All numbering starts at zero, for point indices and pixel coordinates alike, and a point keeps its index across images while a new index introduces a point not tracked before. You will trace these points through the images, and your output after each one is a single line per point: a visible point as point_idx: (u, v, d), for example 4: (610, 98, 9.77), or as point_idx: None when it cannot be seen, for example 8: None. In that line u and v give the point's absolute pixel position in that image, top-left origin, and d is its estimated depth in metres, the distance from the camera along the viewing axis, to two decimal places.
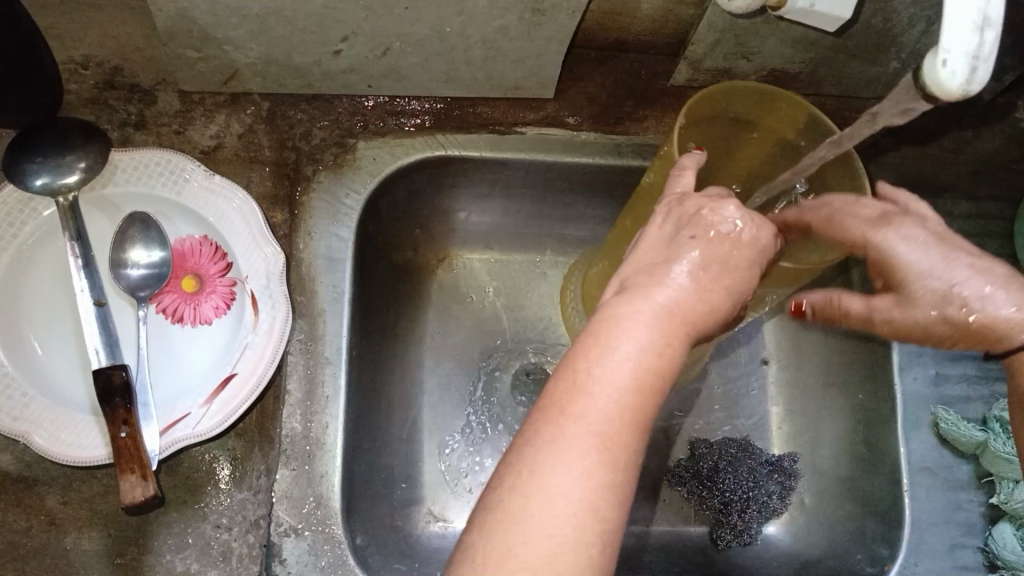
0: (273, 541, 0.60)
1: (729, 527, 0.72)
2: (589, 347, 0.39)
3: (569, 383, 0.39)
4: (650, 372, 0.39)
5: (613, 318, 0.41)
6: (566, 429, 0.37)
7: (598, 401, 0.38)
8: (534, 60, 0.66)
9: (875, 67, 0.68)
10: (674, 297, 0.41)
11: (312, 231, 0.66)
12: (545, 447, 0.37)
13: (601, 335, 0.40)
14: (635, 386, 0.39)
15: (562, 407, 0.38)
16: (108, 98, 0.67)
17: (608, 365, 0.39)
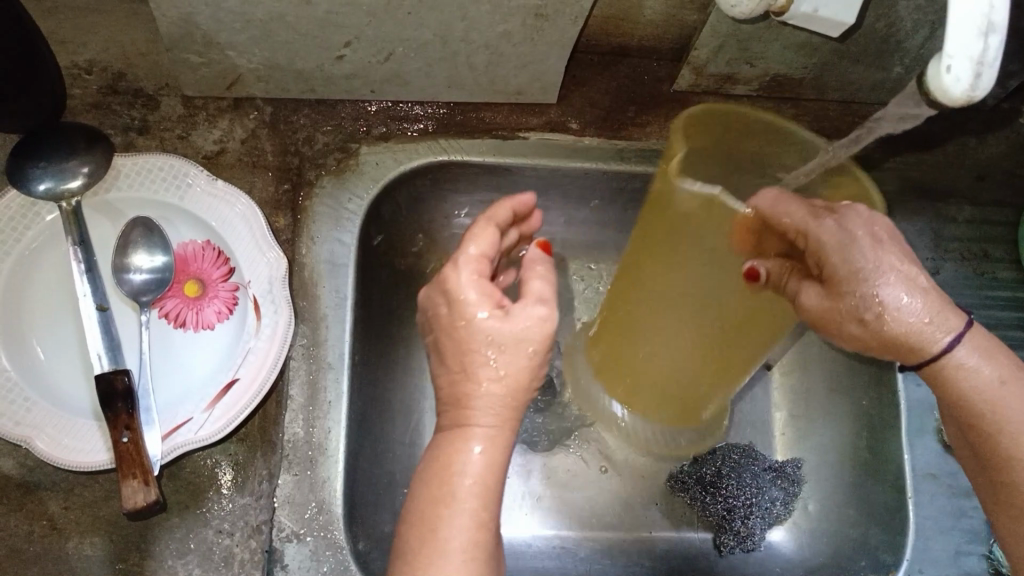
0: (274, 547, 0.59)
1: (732, 533, 0.72)
2: (431, 502, 0.45)
3: (413, 558, 0.44)
4: (484, 517, 0.45)
5: (437, 479, 0.45)
6: None
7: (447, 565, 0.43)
8: (537, 65, 0.66)
9: (879, 72, 0.68)
10: (487, 435, 0.45)
11: (315, 236, 0.66)
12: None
13: (438, 488, 0.45)
14: (479, 533, 0.44)
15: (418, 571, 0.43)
16: (112, 102, 0.67)
17: (450, 515, 0.44)
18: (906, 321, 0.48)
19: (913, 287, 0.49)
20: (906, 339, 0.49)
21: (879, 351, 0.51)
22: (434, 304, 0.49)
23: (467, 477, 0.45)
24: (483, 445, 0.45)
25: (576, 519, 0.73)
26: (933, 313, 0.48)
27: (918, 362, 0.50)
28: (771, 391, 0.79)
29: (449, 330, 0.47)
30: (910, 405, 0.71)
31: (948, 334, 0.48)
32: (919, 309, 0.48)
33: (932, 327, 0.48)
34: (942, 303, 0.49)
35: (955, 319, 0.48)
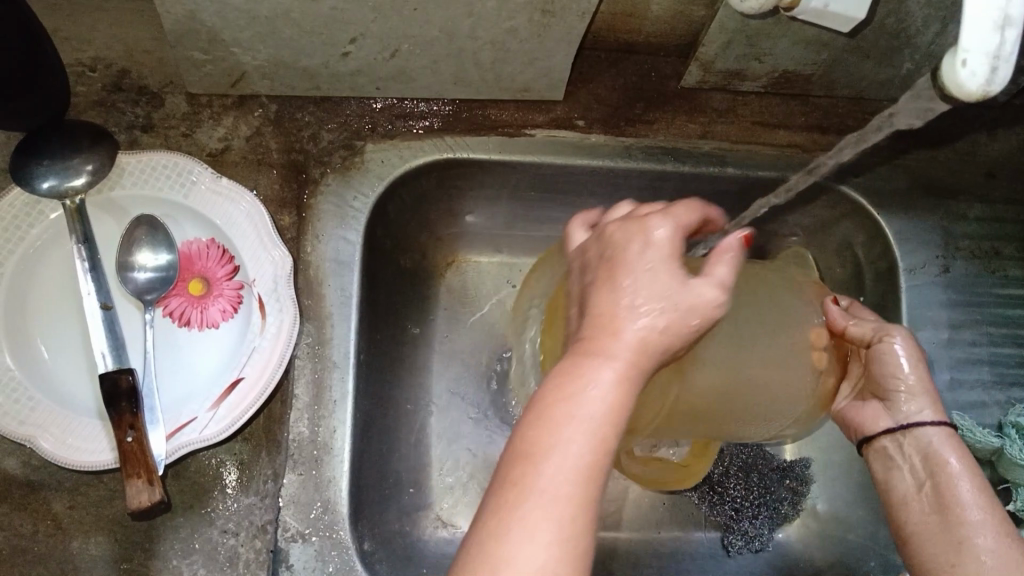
0: (280, 547, 0.59)
1: (739, 532, 0.73)
2: (559, 396, 0.40)
3: (528, 452, 0.39)
4: (605, 443, 0.40)
5: (562, 386, 0.41)
6: (532, 490, 0.38)
7: (559, 470, 0.38)
8: (544, 62, 0.65)
9: (889, 68, 0.67)
10: (618, 367, 0.42)
11: (320, 234, 0.66)
12: (506, 525, 0.37)
13: (570, 387, 0.41)
14: (594, 458, 0.39)
15: (528, 465, 0.39)
16: (116, 100, 0.67)
17: (574, 417, 0.40)
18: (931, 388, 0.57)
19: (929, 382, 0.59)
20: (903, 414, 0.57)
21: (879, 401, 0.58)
22: (618, 235, 0.46)
23: (594, 391, 0.41)
24: (619, 370, 0.42)
25: None
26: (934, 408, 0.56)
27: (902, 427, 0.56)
28: None
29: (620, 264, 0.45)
30: None
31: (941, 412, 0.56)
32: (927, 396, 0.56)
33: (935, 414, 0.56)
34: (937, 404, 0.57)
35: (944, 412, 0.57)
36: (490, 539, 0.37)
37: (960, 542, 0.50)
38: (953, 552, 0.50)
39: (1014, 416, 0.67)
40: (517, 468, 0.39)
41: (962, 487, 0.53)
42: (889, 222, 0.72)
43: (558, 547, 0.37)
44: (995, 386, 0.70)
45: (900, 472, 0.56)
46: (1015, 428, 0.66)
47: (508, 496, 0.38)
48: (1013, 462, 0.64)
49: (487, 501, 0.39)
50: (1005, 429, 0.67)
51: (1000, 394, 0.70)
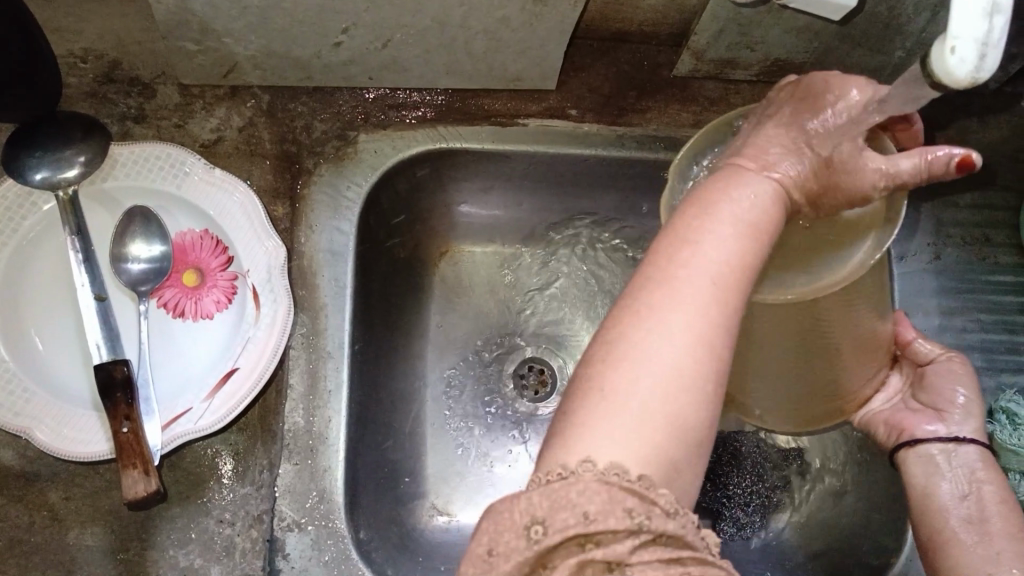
0: (275, 536, 0.59)
1: (731, 519, 0.74)
2: (702, 202, 0.39)
3: (674, 245, 0.37)
4: (753, 248, 0.38)
5: (707, 199, 0.39)
6: (681, 277, 0.36)
7: (702, 283, 0.36)
8: (536, 52, 0.65)
9: (880, 56, 0.67)
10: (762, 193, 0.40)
11: (314, 225, 0.66)
12: (651, 313, 0.35)
13: (712, 195, 0.39)
14: (741, 257, 0.37)
15: (672, 261, 0.37)
16: (108, 91, 0.67)
17: (721, 219, 0.38)
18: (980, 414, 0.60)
19: None
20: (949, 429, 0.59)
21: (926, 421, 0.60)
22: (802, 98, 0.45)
23: (737, 207, 0.39)
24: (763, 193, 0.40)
25: None
26: (978, 428, 0.59)
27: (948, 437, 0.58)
28: None
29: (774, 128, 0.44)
30: None
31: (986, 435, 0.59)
32: (975, 415, 0.60)
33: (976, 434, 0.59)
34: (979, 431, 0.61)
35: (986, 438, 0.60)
36: (629, 344, 0.35)
37: (1000, 552, 0.51)
38: (992, 562, 0.51)
39: (1003, 401, 0.67)
40: (659, 279, 0.36)
41: (1001, 504, 0.54)
42: None
43: (699, 355, 0.35)
44: (987, 371, 0.70)
45: (942, 483, 0.56)
46: (1005, 413, 0.67)
47: (651, 301, 0.35)
48: (1006, 449, 0.65)
49: (621, 308, 0.36)
50: (995, 414, 0.67)
51: (992, 380, 0.70)
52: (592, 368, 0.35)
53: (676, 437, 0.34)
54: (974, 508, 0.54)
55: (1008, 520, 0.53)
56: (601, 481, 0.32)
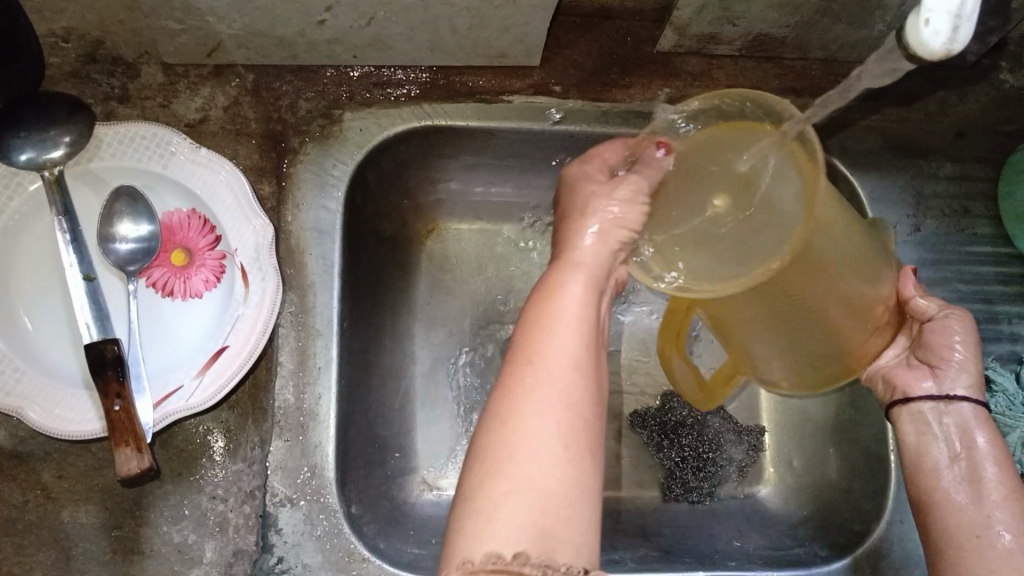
0: (268, 512, 0.60)
1: (680, 480, 0.75)
2: (542, 312, 0.48)
3: (526, 346, 0.46)
4: (586, 338, 0.47)
5: (544, 306, 0.48)
6: (537, 374, 0.44)
7: (551, 376, 0.44)
8: (519, 28, 0.66)
9: (861, 30, 0.68)
10: (587, 288, 0.50)
11: (301, 204, 0.66)
12: (517, 408, 0.43)
13: (547, 306, 0.48)
14: (580, 349, 0.46)
15: (525, 363, 0.45)
16: (91, 71, 0.67)
17: (562, 321, 0.47)
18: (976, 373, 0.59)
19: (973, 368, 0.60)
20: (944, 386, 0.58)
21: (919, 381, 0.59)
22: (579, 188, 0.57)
23: (568, 307, 0.48)
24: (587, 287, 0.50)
25: None
26: (972, 384, 0.58)
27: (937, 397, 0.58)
28: None
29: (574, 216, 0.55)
30: None
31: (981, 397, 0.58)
32: (971, 373, 0.58)
33: (973, 393, 0.58)
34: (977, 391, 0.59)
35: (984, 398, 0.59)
36: (495, 444, 0.42)
37: (987, 513, 0.52)
38: (980, 524, 0.52)
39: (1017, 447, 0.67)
40: (514, 378, 0.44)
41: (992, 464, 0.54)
42: (863, 184, 0.73)
43: (563, 435, 0.42)
44: None
45: (934, 442, 0.57)
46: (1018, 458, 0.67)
47: (508, 403, 0.43)
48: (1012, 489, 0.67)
49: (489, 415, 0.44)
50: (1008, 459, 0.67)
51: None
52: (474, 474, 0.42)
53: (553, 509, 0.40)
54: (966, 467, 0.55)
55: (1003, 483, 0.53)
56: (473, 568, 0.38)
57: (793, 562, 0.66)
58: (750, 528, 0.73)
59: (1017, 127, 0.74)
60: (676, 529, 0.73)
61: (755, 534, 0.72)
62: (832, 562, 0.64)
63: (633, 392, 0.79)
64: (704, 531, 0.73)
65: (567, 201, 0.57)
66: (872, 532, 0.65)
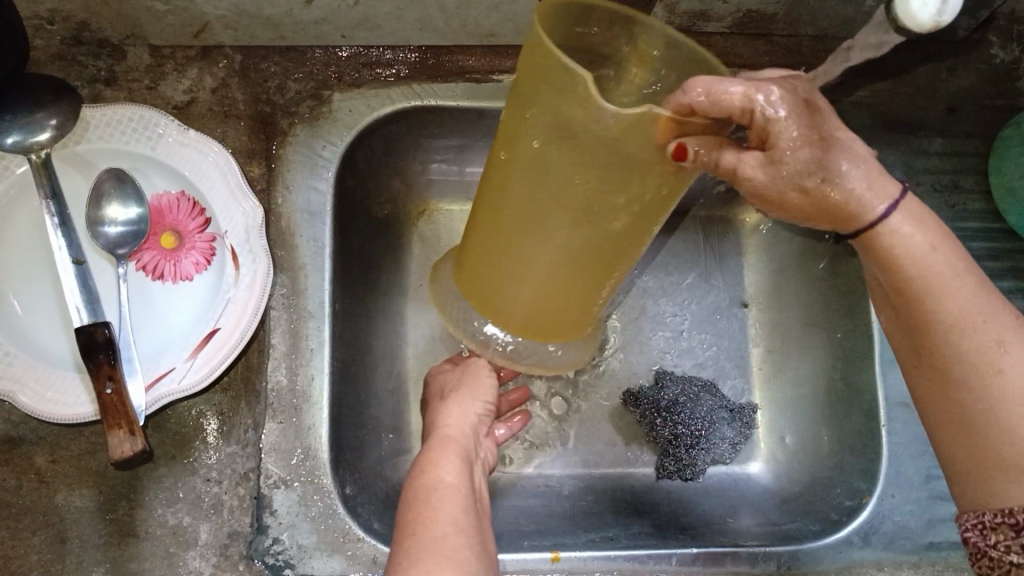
0: (262, 493, 0.60)
1: (674, 458, 0.75)
2: (423, 486, 0.51)
3: (418, 506, 0.49)
4: (468, 502, 0.50)
5: (416, 486, 0.51)
6: (431, 530, 0.47)
7: (448, 533, 0.47)
8: (508, 8, 0.65)
9: (850, 6, 0.68)
10: (454, 450, 0.55)
11: (290, 185, 0.66)
12: (418, 558, 0.44)
13: (425, 498, 0.49)
14: (466, 508, 0.50)
15: (417, 522, 0.48)
16: (77, 54, 0.66)
17: (444, 489, 0.50)
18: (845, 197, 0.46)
19: (853, 157, 0.46)
20: (845, 209, 0.46)
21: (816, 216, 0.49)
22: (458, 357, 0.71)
23: (440, 485, 0.51)
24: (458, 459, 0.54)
25: (560, 457, 0.75)
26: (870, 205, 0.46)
27: (852, 230, 0.48)
28: (745, 327, 0.81)
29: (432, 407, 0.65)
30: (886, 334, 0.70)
31: (882, 203, 0.46)
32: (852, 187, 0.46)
33: (871, 197, 0.46)
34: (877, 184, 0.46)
35: (891, 187, 0.47)
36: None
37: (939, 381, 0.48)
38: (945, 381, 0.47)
39: None
40: (406, 546, 0.46)
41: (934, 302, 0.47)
42: None
43: None
44: None
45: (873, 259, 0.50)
46: None
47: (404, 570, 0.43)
48: None
49: None
50: None
51: None
52: None
53: None
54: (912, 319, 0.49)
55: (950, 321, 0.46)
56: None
57: (788, 538, 0.67)
58: (743, 504, 0.74)
59: (1006, 103, 0.74)
60: (670, 507, 0.73)
61: (749, 511, 0.73)
62: (824, 536, 0.65)
63: (626, 372, 0.79)
64: (696, 506, 0.73)
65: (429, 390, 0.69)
66: (865, 507, 0.66)
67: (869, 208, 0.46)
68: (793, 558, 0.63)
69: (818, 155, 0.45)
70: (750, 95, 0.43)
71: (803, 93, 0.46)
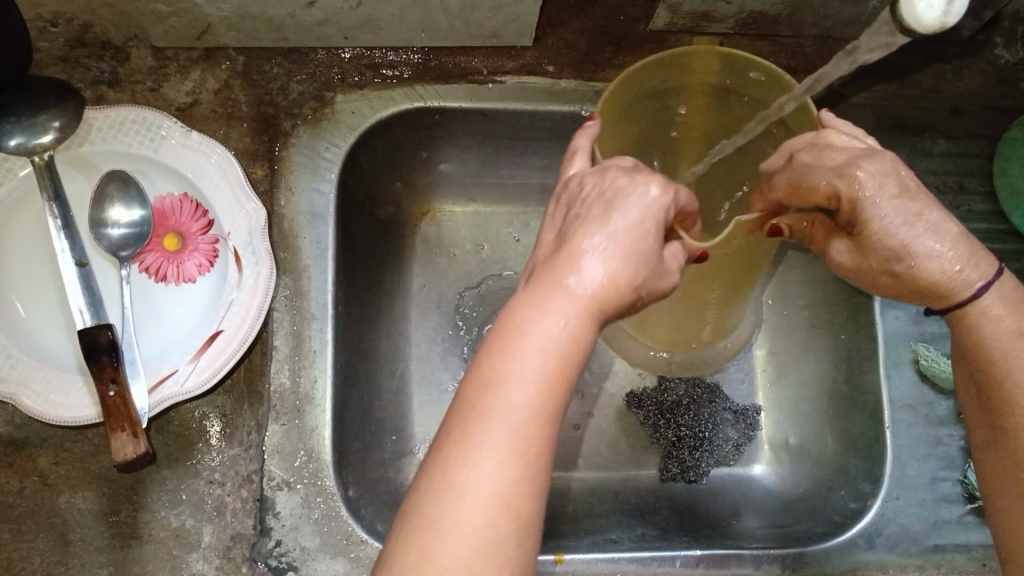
0: (266, 495, 0.60)
1: (677, 460, 0.75)
2: (511, 328, 0.39)
3: (492, 352, 0.38)
4: (561, 372, 0.38)
5: (510, 327, 0.39)
6: (488, 413, 0.37)
7: (506, 419, 0.36)
8: (511, 9, 0.65)
9: (855, 7, 0.67)
10: (581, 303, 0.39)
11: (294, 187, 0.66)
12: (460, 457, 0.36)
13: (508, 336, 0.38)
14: (552, 382, 0.38)
15: (483, 385, 0.37)
16: (80, 56, 0.66)
17: (525, 350, 0.38)
18: (936, 270, 0.45)
19: (943, 233, 0.45)
20: (942, 288, 0.46)
21: (906, 293, 0.48)
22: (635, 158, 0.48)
23: (536, 342, 0.38)
24: (576, 313, 0.39)
25: (563, 458, 0.75)
26: (961, 282, 0.45)
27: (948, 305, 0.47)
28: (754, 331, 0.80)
29: (609, 204, 0.42)
30: (888, 335, 0.70)
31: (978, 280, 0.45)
32: (937, 266, 0.45)
33: (969, 275, 0.45)
34: (971, 255, 0.45)
35: (985, 266, 0.46)
36: (424, 520, 0.36)
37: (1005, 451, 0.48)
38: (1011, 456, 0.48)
39: None
40: (459, 421, 0.37)
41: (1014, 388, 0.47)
42: None
43: (491, 534, 0.35)
44: None
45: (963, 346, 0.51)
46: None
47: (447, 464, 0.36)
48: None
49: (415, 501, 0.37)
50: None
51: None
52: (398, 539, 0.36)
53: None
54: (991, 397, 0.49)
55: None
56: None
57: (791, 539, 0.67)
58: (745, 506, 0.73)
59: (1013, 104, 0.74)
60: (674, 508, 0.73)
61: (755, 513, 0.73)
62: (829, 538, 0.65)
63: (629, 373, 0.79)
64: (699, 508, 0.73)
65: (597, 169, 0.45)
66: (869, 509, 0.66)
67: (968, 285, 0.46)
68: (798, 560, 0.63)
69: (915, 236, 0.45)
70: (832, 183, 0.46)
71: (903, 170, 0.46)
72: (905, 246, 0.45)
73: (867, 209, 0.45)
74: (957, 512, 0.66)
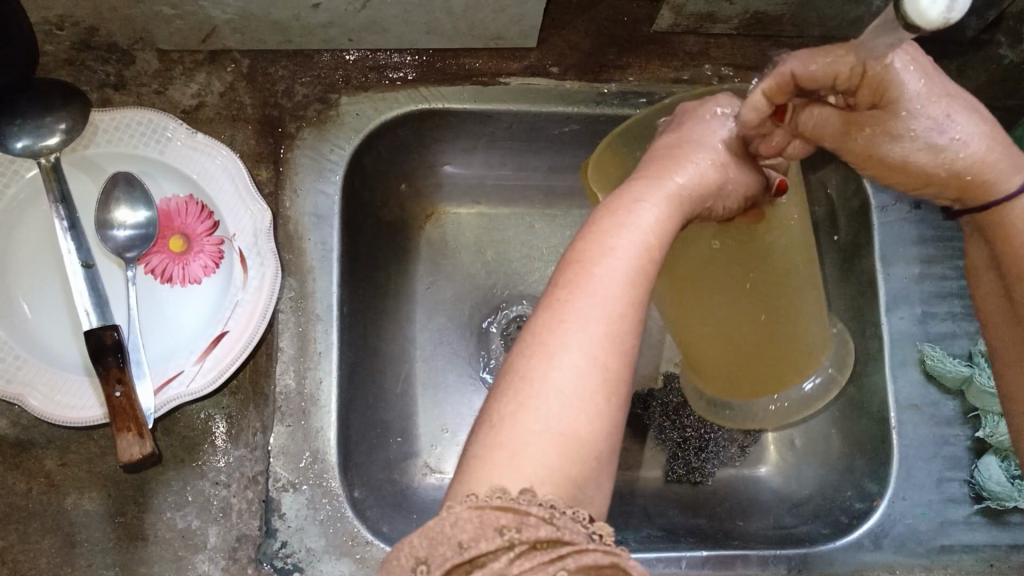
0: (272, 497, 0.60)
1: (683, 461, 0.76)
2: (609, 217, 0.43)
3: (591, 234, 0.42)
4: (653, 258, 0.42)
5: (607, 216, 0.43)
6: (589, 280, 0.40)
7: (604, 287, 0.40)
8: (515, 10, 0.65)
9: (859, 7, 0.67)
10: (669, 209, 0.44)
11: (299, 188, 0.66)
12: (560, 316, 0.39)
13: (604, 224, 0.43)
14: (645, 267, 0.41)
15: (581, 259, 0.41)
16: (86, 59, 0.66)
17: (622, 236, 0.42)
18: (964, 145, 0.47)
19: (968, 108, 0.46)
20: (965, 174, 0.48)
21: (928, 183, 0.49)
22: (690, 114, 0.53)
23: (629, 233, 0.42)
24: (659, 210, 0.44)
25: None
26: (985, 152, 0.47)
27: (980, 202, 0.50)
28: None
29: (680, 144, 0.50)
30: (895, 335, 0.69)
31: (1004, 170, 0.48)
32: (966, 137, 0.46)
33: (991, 162, 0.47)
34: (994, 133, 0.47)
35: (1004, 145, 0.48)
36: (516, 373, 0.38)
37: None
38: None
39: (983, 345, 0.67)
40: (558, 287, 0.40)
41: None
42: None
43: (587, 384, 0.37)
44: (967, 317, 0.70)
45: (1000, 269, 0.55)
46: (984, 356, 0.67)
47: (549, 319, 0.39)
48: (982, 390, 0.65)
49: (511, 361, 0.38)
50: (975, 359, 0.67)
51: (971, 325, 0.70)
52: (492, 398, 0.38)
53: (569, 460, 0.36)
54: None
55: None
56: (478, 505, 0.33)
57: (796, 540, 0.67)
58: (751, 507, 0.73)
59: (1017, 104, 0.74)
60: (679, 509, 0.73)
61: (760, 514, 0.72)
62: (836, 539, 0.65)
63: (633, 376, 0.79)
64: (704, 509, 0.73)
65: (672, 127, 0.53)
66: (875, 509, 0.65)
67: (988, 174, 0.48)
68: (806, 560, 0.63)
69: (941, 112, 0.45)
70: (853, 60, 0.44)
71: (923, 56, 0.45)
72: (937, 119, 0.45)
73: (894, 88, 0.44)
74: (963, 512, 0.65)
